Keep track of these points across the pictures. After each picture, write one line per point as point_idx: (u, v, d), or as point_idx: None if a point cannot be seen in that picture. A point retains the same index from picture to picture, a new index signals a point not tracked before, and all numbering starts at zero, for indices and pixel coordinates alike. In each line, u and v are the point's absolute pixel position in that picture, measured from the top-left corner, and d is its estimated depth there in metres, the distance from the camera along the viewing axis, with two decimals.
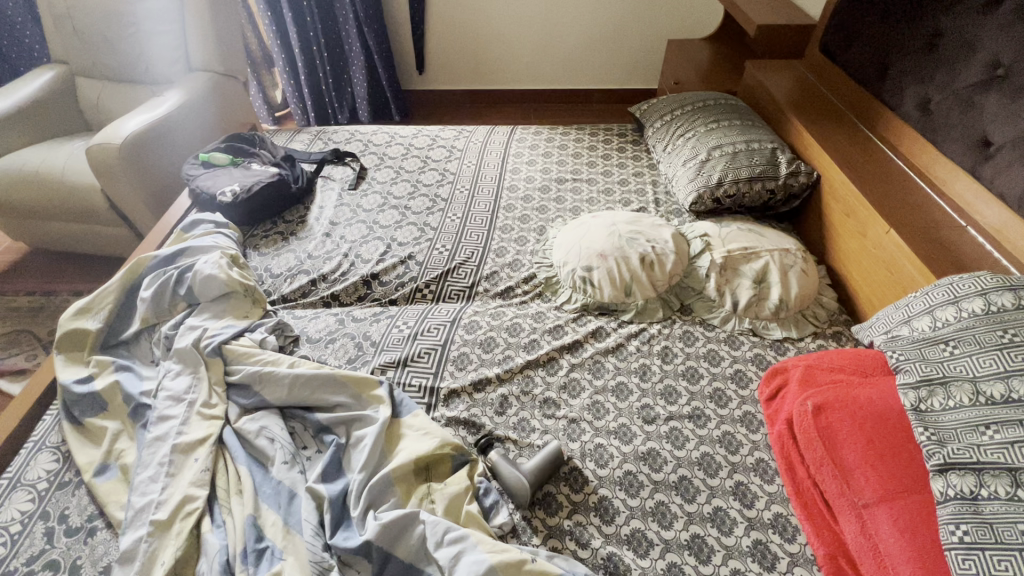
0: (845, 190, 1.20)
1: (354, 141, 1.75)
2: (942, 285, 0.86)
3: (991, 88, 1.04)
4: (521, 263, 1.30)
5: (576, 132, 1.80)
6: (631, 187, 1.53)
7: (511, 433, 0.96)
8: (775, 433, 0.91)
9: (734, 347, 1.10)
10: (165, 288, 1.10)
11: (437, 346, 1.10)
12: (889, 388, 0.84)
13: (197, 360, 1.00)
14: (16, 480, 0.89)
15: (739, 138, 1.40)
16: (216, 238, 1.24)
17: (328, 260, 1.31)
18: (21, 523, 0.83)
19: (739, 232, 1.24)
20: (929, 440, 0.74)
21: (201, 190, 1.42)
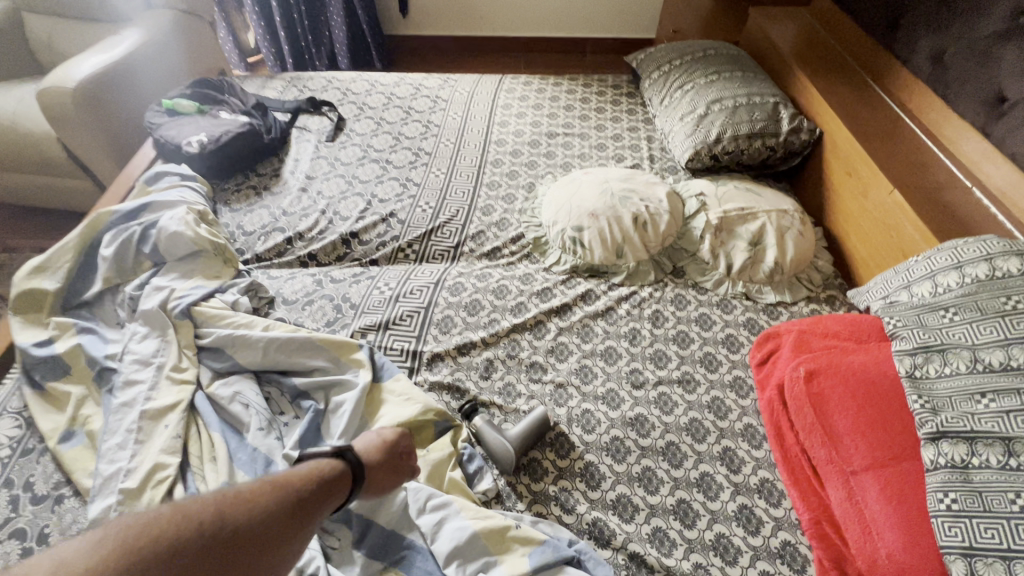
0: (849, 148, 1.14)
1: (332, 89, 1.64)
2: (946, 250, 0.83)
3: (1011, 37, 0.97)
4: (509, 221, 1.25)
5: (568, 82, 1.70)
6: (625, 143, 1.45)
7: (496, 398, 0.93)
8: (765, 399, 0.90)
9: (726, 310, 1.07)
10: (128, 245, 1.03)
11: (420, 309, 1.05)
12: (884, 354, 0.82)
13: (165, 323, 0.94)
14: None
15: (740, 91, 1.33)
16: (183, 192, 1.16)
17: (305, 217, 1.23)
18: None
19: (737, 191, 1.19)
20: (922, 408, 0.72)
21: (165, 140, 1.32)
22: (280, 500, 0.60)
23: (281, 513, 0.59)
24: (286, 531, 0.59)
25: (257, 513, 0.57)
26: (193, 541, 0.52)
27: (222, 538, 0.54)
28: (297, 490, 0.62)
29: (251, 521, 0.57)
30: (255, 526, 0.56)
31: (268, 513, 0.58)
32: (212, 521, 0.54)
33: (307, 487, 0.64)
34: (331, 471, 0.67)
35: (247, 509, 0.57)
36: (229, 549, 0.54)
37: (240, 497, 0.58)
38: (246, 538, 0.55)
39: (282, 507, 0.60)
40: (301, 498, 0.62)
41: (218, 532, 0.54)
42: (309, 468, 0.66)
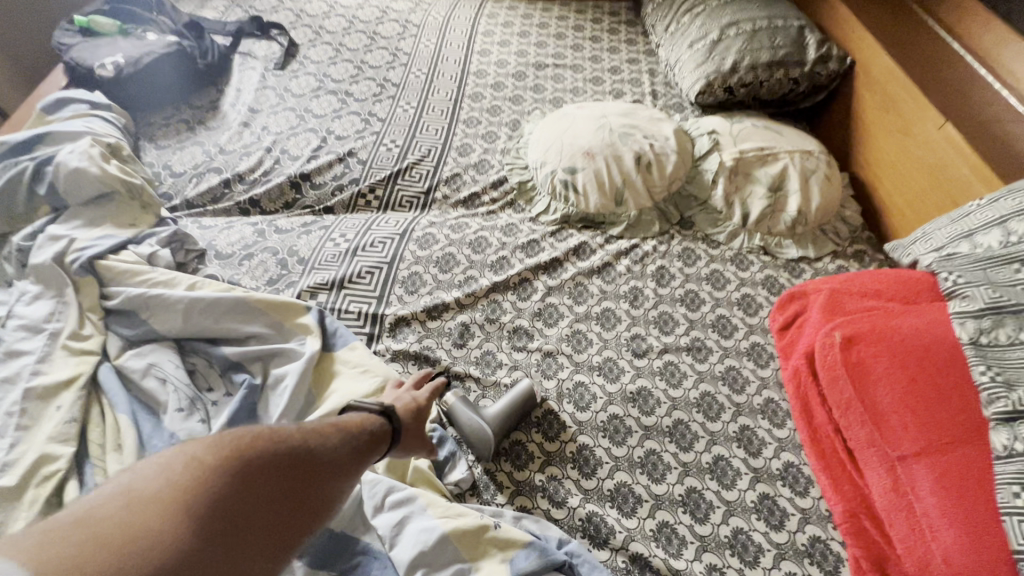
0: (888, 78, 0.98)
1: (283, 10, 1.40)
2: (1018, 190, 0.68)
3: None
4: (489, 163, 1.07)
5: (558, 8, 1.48)
6: (624, 76, 1.26)
7: (473, 369, 0.78)
8: (789, 370, 0.76)
9: (741, 267, 0.92)
10: (17, 184, 0.83)
11: (382, 264, 0.88)
12: (939, 317, 0.68)
13: (62, 281, 0.76)
14: None
15: (760, 13, 1.14)
16: (91, 122, 0.95)
17: (246, 157, 1.04)
18: None
19: (755, 129, 1.02)
20: (992, 382, 0.58)
21: (73, 62, 1.07)
22: (349, 433, 0.57)
23: (353, 443, 0.56)
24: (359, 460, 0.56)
25: (330, 441, 0.54)
26: (281, 459, 0.49)
27: (306, 459, 0.51)
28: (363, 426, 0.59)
29: (329, 448, 0.54)
30: (331, 453, 0.54)
31: (343, 442, 0.55)
32: (292, 443, 0.51)
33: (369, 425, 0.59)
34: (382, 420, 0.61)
35: (322, 436, 0.54)
36: (311, 469, 0.51)
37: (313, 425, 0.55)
38: (327, 462, 0.53)
39: (351, 441, 0.56)
40: (366, 438, 0.58)
41: (301, 453, 0.51)
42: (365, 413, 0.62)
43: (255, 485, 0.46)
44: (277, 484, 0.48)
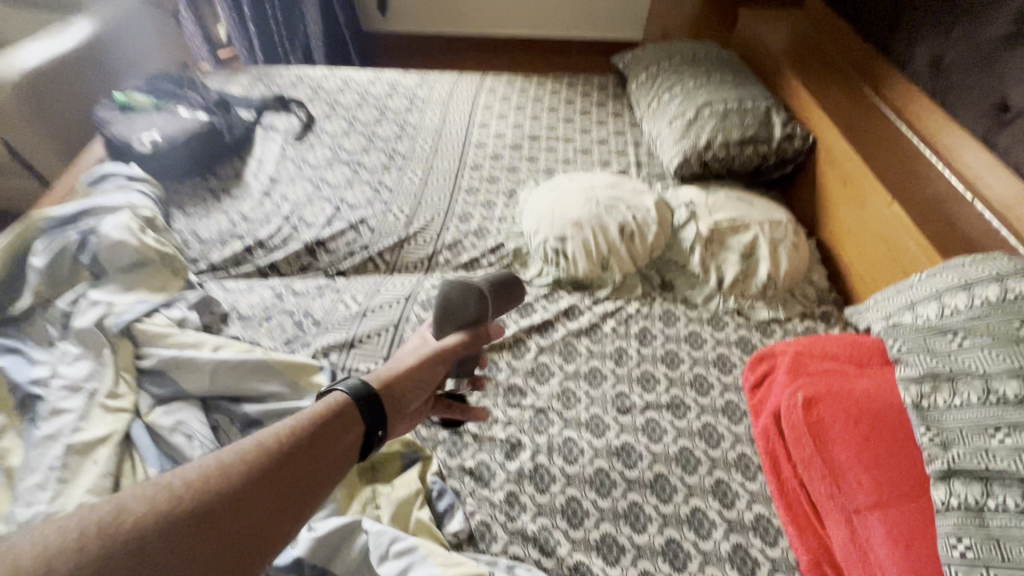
0: (845, 156, 1.09)
1: (303, 86, 1.55)
2: (952, 268, 0.78)
3: (1017, 44, 0.90)
4: (488, 230, 1.17)
5: (552, 83, 1.64)
6: (611, 147, 1.39)
7: (470, 425, 0.86)
8: (759, 426, 0.84)
9: (717, 328, 1.00)
10: (64, 256, 0.93)
11: (390, 325, 0.97)
12: (887, 381, 0.76)
13: (100, 342, 0.85)
14: None
15: (731, 95, 1.26)
16: (129, 195, 1.06)
17: (266, 224, 1.14)
18: None
19: (728, 200, 1.13)
20: (932, 443, 0.66)
21: (113, 137, 1.22)
22: (332, 418, 0.56)
23: (341, 434, 0.55)
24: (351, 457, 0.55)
25: (317, 437, 0.54)
26: (265, 473, 0.49)
27: (292, 465, 0.50)
28: (347, 413, 0.57)
29: (319, 443, 0.53)
30: (322, 448, 0.53)
31: (326, 433, 0.55)
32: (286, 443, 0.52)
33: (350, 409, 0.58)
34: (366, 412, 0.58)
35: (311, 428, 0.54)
36: (299, 470, 0.50)
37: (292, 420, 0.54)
38: (320, 457, 0.53)
39: (340, 423, 0.56)
40: (353, 421, 0.57)
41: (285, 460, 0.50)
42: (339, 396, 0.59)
43: (238, 504, 0.46)
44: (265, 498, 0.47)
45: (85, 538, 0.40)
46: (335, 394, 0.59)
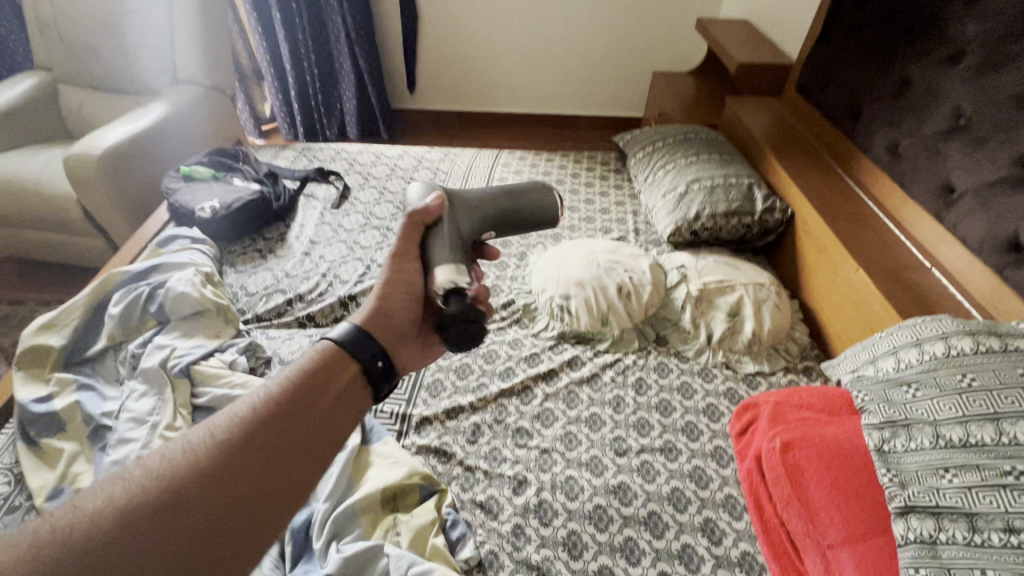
0: (818, 227, 1.23)
1: (340, 159, 1.77)
2: (907, 327, 0.88)
3: (954, 136, 1.05)
4: (501, 288, 1.32)
5: (560, 159, 1.84)
6: (612, 216, 1.56)
7: (481, 462, 0.95)
8: (744, 469, 0.92)
9: (707, 380, 1.11)
10: (135, 305, 1.08)
11: (412, 372, 1.10)
12: (854, 428, 0.86)
13: (163, 381, 0.97)
14: None
15: (718, 172, 1.43)
16: (191, 254, 1.23)
17: (305, 280, 1.30)
18: None
19: (716, 264, 1.26)
20: (891, 482, 0.74)
21: (179, 205, 1.40)
22: (325, 375, 0.60)
23: (332, 384, 0.59)
24: (345, 403, 0.59)
25: (306, 389, 0.57)
26: (258, 430, 0.53)
27: (283, 419, 0.54)
28: (333, 362, 0.61)
29: (307, 396, 0.57)
30: (312, 400, 0.57)
31: (319, 388, 0.58)
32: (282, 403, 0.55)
33: (336, 358, 0.61)
34: (359, 352, 0.62)
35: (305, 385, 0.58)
36: (291, 423, 0.54)
37: (278, 379, 0.58)
38: (312, 409, 0.56)
39: (333, 379, 0.60)
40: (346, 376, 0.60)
41: (276, 417, 0.54)
42: (323, 346, 0.62)
43: (233, 459, 0.50)
44: (259, 452, 0.51)
45: (112, 506, 0.45)
46: (317, 346, 0.62)
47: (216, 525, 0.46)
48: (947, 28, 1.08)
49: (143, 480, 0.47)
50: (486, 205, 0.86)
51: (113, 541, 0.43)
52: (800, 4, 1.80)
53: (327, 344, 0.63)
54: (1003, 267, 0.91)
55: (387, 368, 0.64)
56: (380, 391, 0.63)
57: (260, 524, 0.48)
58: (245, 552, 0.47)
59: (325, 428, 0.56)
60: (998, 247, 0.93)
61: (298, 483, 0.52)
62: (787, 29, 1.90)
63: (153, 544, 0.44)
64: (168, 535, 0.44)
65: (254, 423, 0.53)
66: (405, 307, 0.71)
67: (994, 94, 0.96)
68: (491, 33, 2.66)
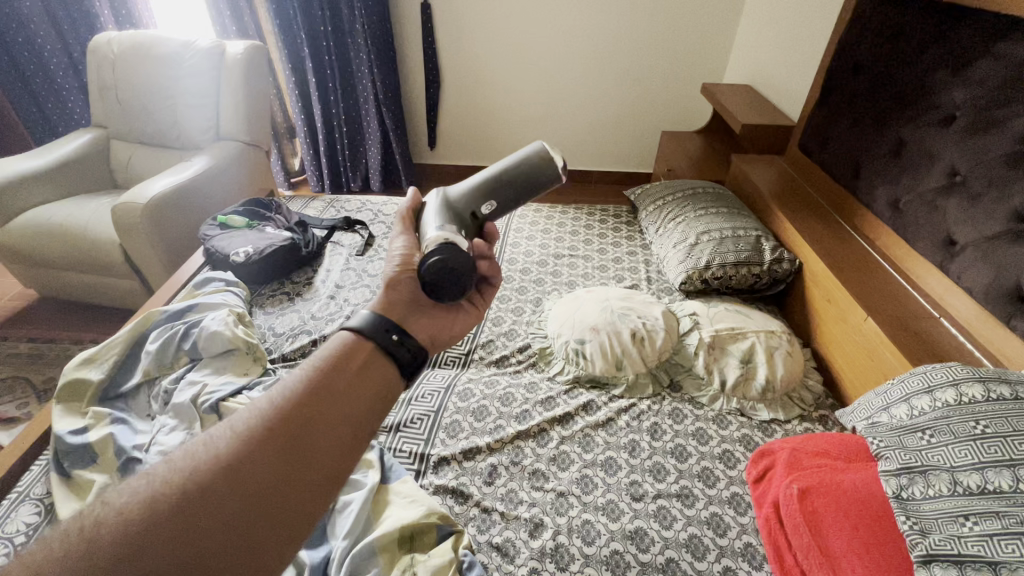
0: (825, 277, 1.27)
1: (366, 210, 1.88)
2: (917, 374, 0.90)
3: (951, 192, 1.10)
4: (517, 332, 1.37)
5: (574, 212, 1.93)
6: (625, 265, 1.62)
7: (498, 504, 0.96)
8: (762, 516, 0.91)
9: (722, 426, 1.12)
10: (170, 342, 1.13)
11: (430, 413, 1.13)
12: (872, 475, 0.85)
13: (193, 416, 1.01)
14: (24, 494, 0.93)
15: (726, 225, 1.49)
16: (226, 296, 1.30)
17: (330, 322, 1.36)
18: (26, 535, 0.87)
19: (727, 312, 1.30)
20: (912, 530, 0.73)
21: (215, 250, 1.49)
22: (342, 368, 0.62)
23: (352, 375, 0.62)
24: (367, 393, 0.61)
25: (328, 380, 0.60)
26: (285, 420, 0.55)
27: (307, 410, 0.56)
28: (352, 353, 0.63)
29: (330, 387, 0.59)
30: (334, 391, 0.59)
31: (338, 383, 0.60)
32: (305, 397, 0.57)
33: (357, 350, 0.64)
34: (376, 334, 0.65)
35: (324, 379, 0.60)
36: (316, 414, 0.57)
37: (302, 372, 0.60)
38: (335, 398, 0.58)
39: (351, 372, 0.62)
40: (361, 368, 0.63)
41: (302, 408, 0.56)
42: (342, 338, 0.65)
43: (262, 448, 0.52)
44: (287, 441, 0.53)
45: (144, 497, 0.46)
46: (336, 339, 0.65)
47: (250, 511, 0.48)
48: (935, 94, 1.17)
49: (175, 472, 0.49)
50: (481, 183, 0.83)
51: (152, 528, 0.44)
52: (798, 72, 1.93)
53: (347, 334, 0.66)
54: (1008, 316, 0.94)
55: (407, 341, 0.67)
56: (405, 364, 0.66)
57: (291, 510, 0.50)
58: (279, 537, 0.49)
59: (349, 418, 0.58)
60: (1003, 297, 0.95)
61: (327, 472, 0.54)
62: (787, 94, 2.02)
63: (189, 531, 0.45)
64: (205, 523, 0.46)
65: (280, 415, 0.55)
66: (412, 276, 0.75)
67: (985, 154, 1.02)
68: (509, 96, 2.85)
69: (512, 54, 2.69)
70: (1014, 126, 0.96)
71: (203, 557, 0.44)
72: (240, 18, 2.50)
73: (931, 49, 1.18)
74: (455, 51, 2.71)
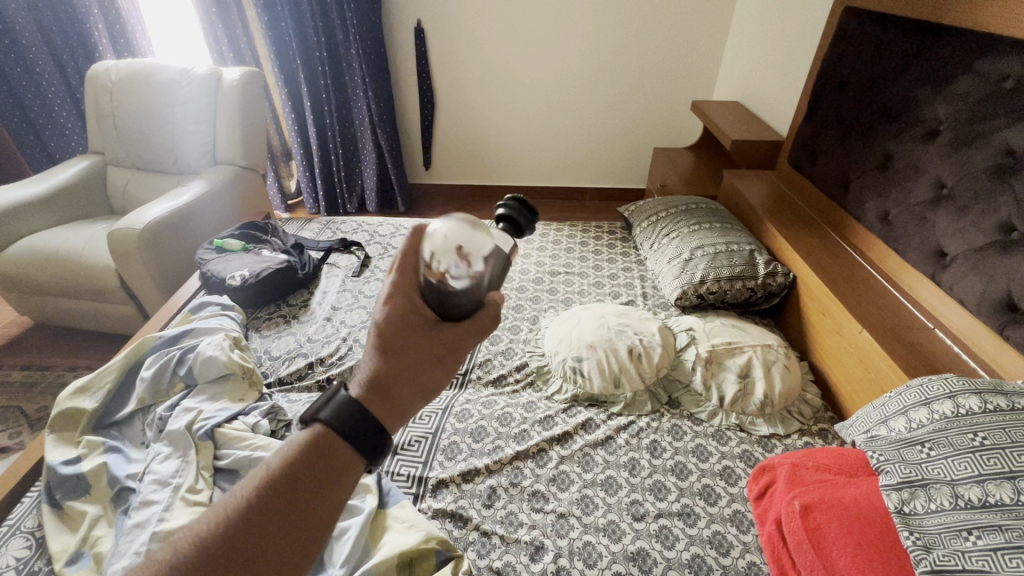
0: (819, 290, 1.27)
1: (362, 231, 1.89)
2: (914, 386, 0.90)
3: (939, 205, 1.12)
4: (514, 351, 1.37)
5: (569, 230, 1.95)
6: (620, 281, 1.63)
7: (498, 527, 0.94)
8: (765, 534, 0.90)
9: (722, 442, 1.11)
10: (165, 368, 1.13)
11: (427, 435, 1.12)
12: (873, 489, 0.85)
13: (188, 443, 0.99)
14: (15, 528, 0.92)
15: (720, 239, 1.50)
16: (221, 320, 1.30)
17: (327, 344, 1.36)
18: (15, 570, 0.85)
19: (723, 327, 1.30)
20: (915, 545, 0.72)
21: (212, 274, 1.49)
22: (303, 467, 0.53)
23: (316, 485, 0.53)
24: (332, 507, 0.53)
25: (285, 494, 0.51)
26: (234, 539, 0.49)
27: (254, 529, 0.50)
28: (321, 452, 0.54)
29: (287, 495, 0.52)
30: (288, 508, 0.51)
31: (297, 489, 0.52)
32: (260, 506, 0.51)
33: (326, 446, 0.54)
34: (341, 425, 0.54)
35: (281, 484, 0.52)
36: (267, 537, 0.50)
37: (259, 479, 0.53)
38: (291, 509, 0.51)
39: (314, 473, 0.53)
40: (327, 466, 0.54)
41: (254, 522, 0.50)
42: (308, 430, 0.55)
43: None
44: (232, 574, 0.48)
45: None
46: (303, 431, 0.55)
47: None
48: (918, 109, 1.19)
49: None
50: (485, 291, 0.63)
51: None
52: (785, 88, 1.97)
53: (318, 426, 0.55)
54: (1002, 326, 0.95)
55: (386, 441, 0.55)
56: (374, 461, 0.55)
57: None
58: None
59: (306, 537, 0.51)
60: (995, 307, 0.96)
61: None
62: (775, 110, 2.06)
63: None
64: None
65: (230, 537, 0.49)
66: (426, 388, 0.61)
67: (970, 166, 1.04)
68: (502, 116, 2.89)
69: (504, 75, 2.75)
70: (997, 139, 0.98)
71: None
72: (236, 45, 2.55)
73: (913, 65, 1.21)
74: (449, 73, 2.75)
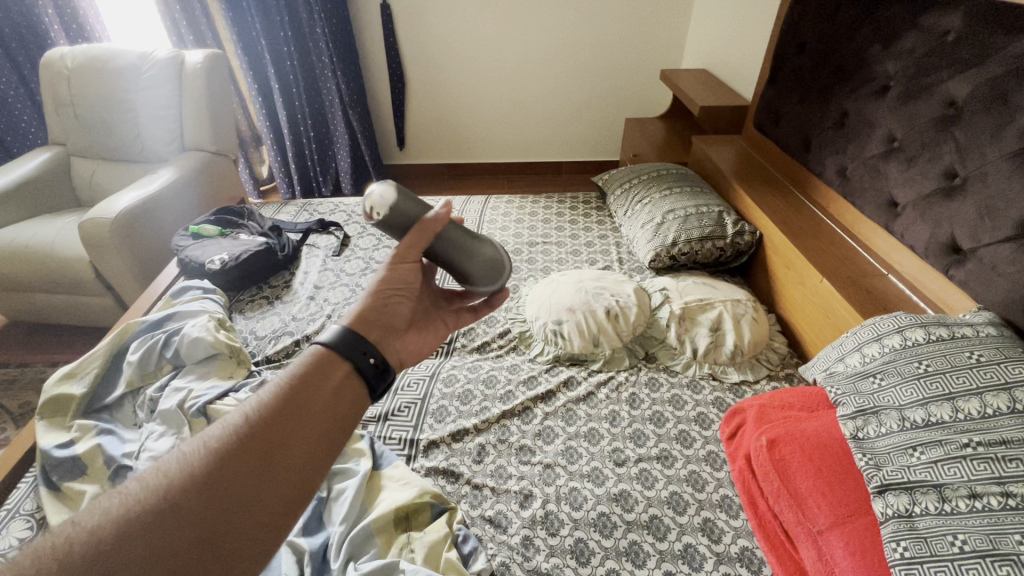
0: (784, 245, 1.34)
1: (339, 212, 1.89)
2: (868, 325, 0.97)
3: (890, 158, 1.18)
4: (496, 319, 1.41)
5: (544, 201, 1.98)
6: (597, 248, 1.68)
7: (489, 480, 1.00)
8: (736, 470, 0.97)
9: (696, 391, 1.18)
10: (152, 351, 1.14)
11: (416, 400, 1.16)
12: (831, 421, 0.91)
13: (181, 421, 1.01)
14: (14, 511, 0.93)
15: (689, 203, 1.55)
16: (204, 303, 1.31)
17: (311, 322, 1.38)
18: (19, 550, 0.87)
19: (695, 285, 1.35)
20: (867, 464, 0.78)
21: (190, 259, 1.48)
22: (313, 377, 0.62)
23: (324, 387, 0.62)
24: (337, 409, 0.61)
25: (297, 395, 0.59)
26: (256, 433, 0.56)
27: (275, 420, 0.57)
28: (322, 364, 0.63)
29: (301, 398, 0.59)
30: (301, 409, 0.59)
31: (308, 394, 0.60)
32: (276, 405, 0.58)
33: (327, 362, 0.63)
34: (343, 346, 0.64)
35: (295, 388, 0.60)
36: (285, 431, 0.57)
37: (271, 385, 0.61)
38: (305, 409, 0.59)
39: (321, 380, 0.62)
40: (331, 376, 0.62)
41: (273, 418, 0.57)
42: (313, 352, 0.64)
43: (227, 466, 0.53)
44: (253, 458, 0.54)
45: (127, 510, 0.49)
46: (307, 353, 0.64)
47: (220, 530, 0.50)
48: (871, 67, 1.24)
49: (147, 490, 0.50)
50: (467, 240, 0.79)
51: (130, 535, 0.47)
52: (750, 54, 2.01)
53: (317, 347, 0.65)
54: (946, 267, 1.02)
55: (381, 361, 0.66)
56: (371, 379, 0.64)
57: (260, 527, 0.51)
58: (246, 563, 0.49)
59: (319, 431, 0.59)
60: (941, 250, 1.04)
61: (299, 480, 0.55)
62: (741, 75, 2.11)
63: (166, 535, 0.48)
64: (182, 526, 0.48)
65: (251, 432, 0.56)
66: (396, 296, 0.72)
67: (917, 118, 1.10)
68: (474, 91, 2.87)
69: (476, 51, 2.73)
70: (941, 91, 1.04)
71: (181, 554, 0.47)
72: (197, 27, 2.48)
73: (865, 24, 1.26)
74: (418, 49, 2.72)
